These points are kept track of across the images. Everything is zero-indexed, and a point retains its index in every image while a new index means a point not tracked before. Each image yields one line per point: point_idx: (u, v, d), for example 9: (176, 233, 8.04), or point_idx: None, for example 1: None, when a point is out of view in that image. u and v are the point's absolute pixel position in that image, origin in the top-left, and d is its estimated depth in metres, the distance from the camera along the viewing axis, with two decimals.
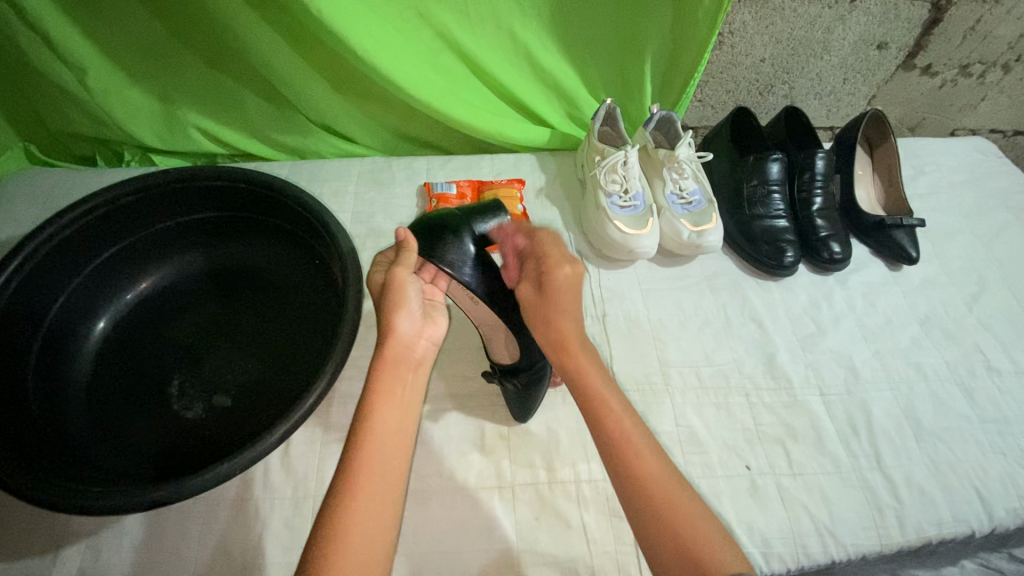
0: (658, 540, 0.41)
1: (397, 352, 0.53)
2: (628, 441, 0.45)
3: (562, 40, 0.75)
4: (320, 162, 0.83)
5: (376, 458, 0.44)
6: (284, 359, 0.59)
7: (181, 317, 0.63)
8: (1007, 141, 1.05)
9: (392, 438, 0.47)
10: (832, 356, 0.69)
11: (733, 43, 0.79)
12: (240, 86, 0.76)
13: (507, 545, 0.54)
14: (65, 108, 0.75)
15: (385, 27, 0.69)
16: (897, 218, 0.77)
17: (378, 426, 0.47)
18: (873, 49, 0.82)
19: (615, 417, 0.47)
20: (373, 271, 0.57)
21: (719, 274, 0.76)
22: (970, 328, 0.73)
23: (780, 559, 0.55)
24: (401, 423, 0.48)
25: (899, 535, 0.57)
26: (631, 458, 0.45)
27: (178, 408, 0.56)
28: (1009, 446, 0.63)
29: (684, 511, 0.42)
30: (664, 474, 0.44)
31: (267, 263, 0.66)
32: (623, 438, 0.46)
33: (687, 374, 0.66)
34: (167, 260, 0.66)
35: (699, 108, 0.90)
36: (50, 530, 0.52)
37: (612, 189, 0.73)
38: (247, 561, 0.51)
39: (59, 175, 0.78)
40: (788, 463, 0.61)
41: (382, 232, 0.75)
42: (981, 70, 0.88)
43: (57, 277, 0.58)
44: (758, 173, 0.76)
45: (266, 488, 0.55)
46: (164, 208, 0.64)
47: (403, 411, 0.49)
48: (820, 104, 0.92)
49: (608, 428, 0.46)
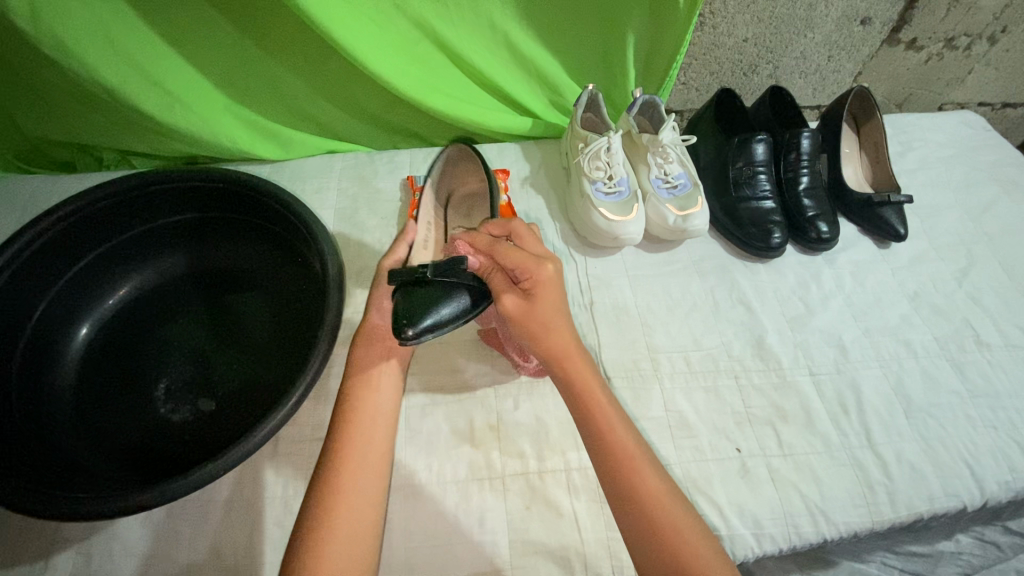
0: (642, 540, 0.43)
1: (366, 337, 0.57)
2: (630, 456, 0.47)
3: (542, 26, 0.74)
4: (302, 159, 0.83)
5: (356, 457, 0.49)
6: (270, 358, 0.59)
7: (165, 320, 0.62)
8: (996, 114, 1.05)
9: (373, 439, 0.51)
10: (822, 335, 0.69)
11: (715, 24, 0.78)
12: (218, 85, 0.75)
13: (498, 536, 0.54)
14: (40, 115, 0.75)
15: (360, 19, 0.67)
16: (885, 196, 0.76)
17: (360, 429, 0.50)
18: (857, 25, 0.81)
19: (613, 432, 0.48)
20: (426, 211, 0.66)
21: (707, 258, 0.76)
22: (959, 303, 0.73)
23: (772, 540, 0.55)
24: (380, 421, 0.52)
25: (891, 511, 0.57)
26: (631, 475, 0.46)
27: (164, 410, 0.56)
28: (1000, 420, 0.63)
29: (639, 470, 0.46)
30: (659, 488, 0.46)
31: (249, 262, 0.66)
32: (624, 453, 0.47)
33: (676, 359, 0.66)
34: (150, 263, 0.66)
35: (683, 91, 0.90)
36: (40, 538, 0.51)
37: (596, 176, 0.72)
38: (239, 561, 0.51)
39: (37, 182, 0.77)
40: (778, 444, 0.61)
41: (367, 227, 0.75)
42: (967, 43, 0.87)
43: (36, 282, 0.58)
44: (744, 154, 0.76)
45: (256, 487, 0.55)
46: (143, 210, 0.64)
47: (384, 408, 0.53)
48: (805, 82, 0.91)
49: (608, 443, 0.47)
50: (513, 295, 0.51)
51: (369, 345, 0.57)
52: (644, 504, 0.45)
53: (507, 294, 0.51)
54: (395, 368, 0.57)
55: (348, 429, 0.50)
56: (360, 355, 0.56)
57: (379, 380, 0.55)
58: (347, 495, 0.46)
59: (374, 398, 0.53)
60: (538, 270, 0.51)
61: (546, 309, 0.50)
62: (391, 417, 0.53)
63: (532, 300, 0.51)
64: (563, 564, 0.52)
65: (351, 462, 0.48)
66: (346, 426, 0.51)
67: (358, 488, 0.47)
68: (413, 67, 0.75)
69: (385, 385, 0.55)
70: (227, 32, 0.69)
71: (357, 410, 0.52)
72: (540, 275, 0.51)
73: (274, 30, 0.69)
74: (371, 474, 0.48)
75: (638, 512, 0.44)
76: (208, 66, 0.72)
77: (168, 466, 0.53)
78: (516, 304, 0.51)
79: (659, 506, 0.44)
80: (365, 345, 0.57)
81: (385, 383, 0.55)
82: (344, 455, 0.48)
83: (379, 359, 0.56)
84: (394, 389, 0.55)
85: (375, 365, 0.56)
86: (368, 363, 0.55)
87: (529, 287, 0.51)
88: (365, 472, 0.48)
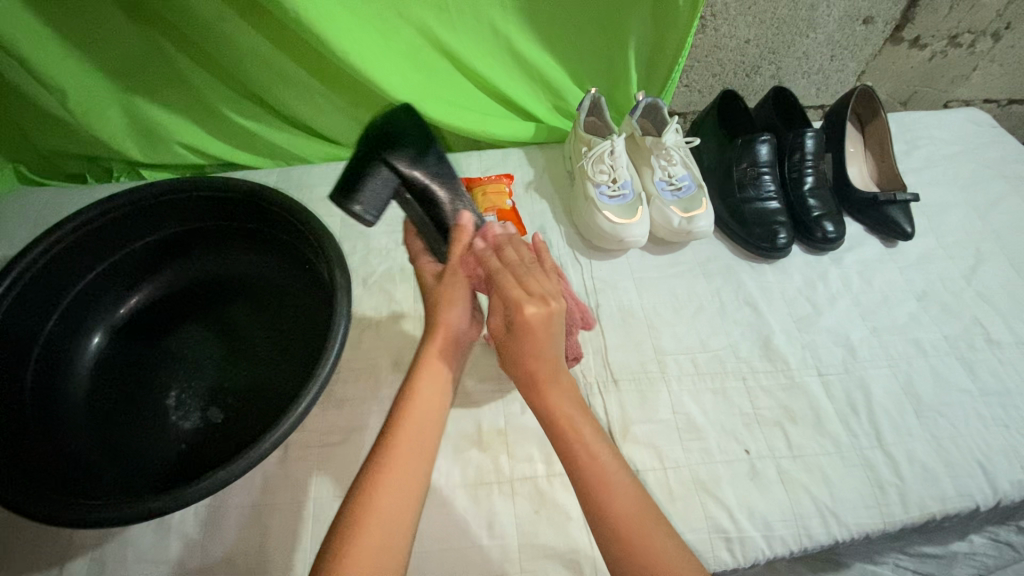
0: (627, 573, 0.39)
1: (447, 342, 0.52)
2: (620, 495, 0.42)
3: (544, 32, 0.75)
4: (307, 167, 0.84)
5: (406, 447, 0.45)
6: (279, 366, 0.60)
7: (173, 330, 0.63)
8: (1002, 110, 1.04)
9: (404, 493, 0.42)
10: (829, 335, 0.69)
11: (717, 26, 0.79)
12: (224, 97, 0.76)
13: (507, 540, 0.54)
14: (52, 128, 0.76)
15: (364, 28, 0.68)
16: (890, 195, 0.76)
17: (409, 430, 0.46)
18: (859, 24, 0.81)
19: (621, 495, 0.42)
20: (419, 264, 0.57)
21: (712, 259, 0.76)
22: (968, 300, 0.72)
23: (782, 541, 0.55)
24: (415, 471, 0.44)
25: (902, 511, 0.57)
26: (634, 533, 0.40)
27: (175, 419, 0.57)
28: (1011, 418, 0.63)
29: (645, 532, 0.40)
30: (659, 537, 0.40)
31: (255, 271, 0.66)
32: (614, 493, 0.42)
33: (683, 361, 0.66)
34: (160, 274, 0.67)
35: (686, 93, 0.90)
36: (54, 547, 0.52)
37: (600, 180, 0.73)
38: (251, 566, 0.52)
39: (50, 194, 0.78)
40: (787, 444, 0.60)
41: (373, 234, 0.76)
42: (970, 40, 0.87)
43: (47, 294, 0.58)
44: (748, 155, 0.75)
45: (268, 493, 0.55)
46: (151, 221, 0.64)
47: (420, 457, 0.45)
48: (809, 82, 0.91)
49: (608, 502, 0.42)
50: (498, 321, 0.49)
51: (437, 362, 0.50)
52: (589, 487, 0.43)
53: (496, 319, 0.50)
54: (444, 410, 0.49)
55: (379, 479, 0.43)
56: (409, 389, 0.48)
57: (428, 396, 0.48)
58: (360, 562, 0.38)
59: (412, 442, 0.45)
60: (524, 308, 0.46)
61: (530, 345, 0.47)
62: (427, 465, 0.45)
63: (515, 337, 0.47)
64: (573, 567, 0.52)
65: (373, 520, 0.40)
66: (376, 473, 0.43)
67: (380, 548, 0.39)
68: (417, 75, 0.75)
69: (428, 426, 0.47)
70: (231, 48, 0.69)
71: (392, 456, 0.44)
72: (516, 301, 0.47)
73: (281, 40, 0.69)
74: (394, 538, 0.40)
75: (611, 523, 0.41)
76: (217, 74, 0.74)
77: (180, 473, 0.53)
78: (500, 325, 0.49)
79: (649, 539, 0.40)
80: (426, 371, 0.50)
81: (428, 421, 0.47)
82: (366, 515, 0.41)
83: (432, 394, 0.48)
84: (438, 432, 0.47)
85: (427, 401, 0.48)
86: (435, 361, 0.50)
87: (513, 326, 0.47)
88: (389, 534, 0.40)
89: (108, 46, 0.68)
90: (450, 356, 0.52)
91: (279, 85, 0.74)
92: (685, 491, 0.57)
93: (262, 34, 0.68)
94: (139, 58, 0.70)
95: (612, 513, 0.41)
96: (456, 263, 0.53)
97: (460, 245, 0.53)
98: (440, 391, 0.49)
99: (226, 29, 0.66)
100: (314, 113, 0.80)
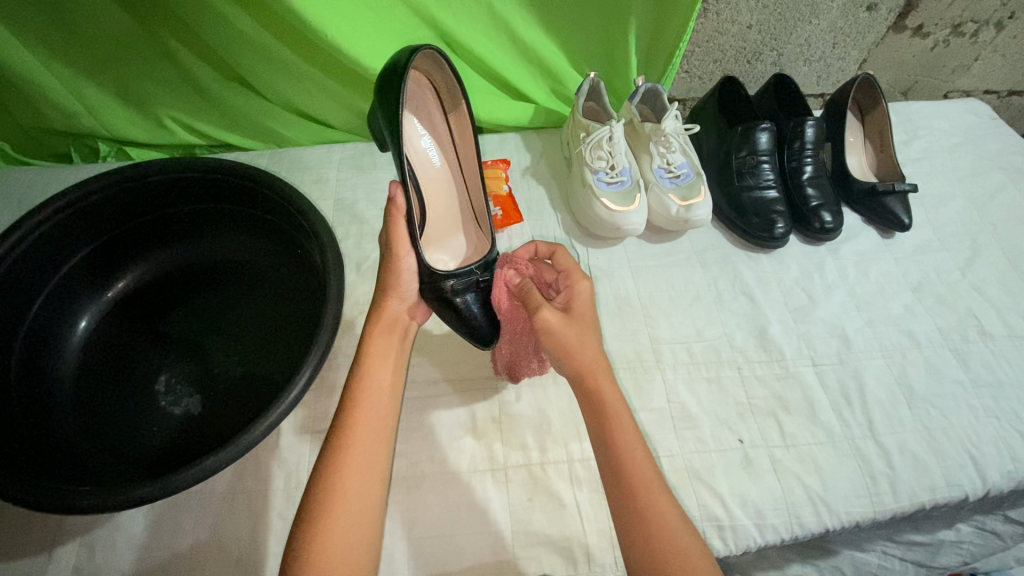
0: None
1: (388, 322, 0.55)
2: (643, 475, 0.45)
3: (544, 15, 0.73)
4: (298, 150, 0.82)
5: (364, 427, 0.48)
6: (271, 352, 0.59)
7: (165, 315, 0.62)
8: (1001, 102, 1.04)
9: (368, 477, 0.46)
10: (825, 325, 0.69)
11: (719, 10, 0.77)
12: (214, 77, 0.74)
13: (500, 527, 0.54)
14: (37, 105, 0.74)
15: (358, 6, 0.66)
16: (889, 184, 0.75)
17: (367, 410, 0.49)
18: (863, 11, 0.80)
19: (652, 499, 0.44)
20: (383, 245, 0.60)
21: (709, 249, 0.75)
22: (963, 292, 0.72)
23: (774, 529, 0.55)
24: (375, 452, 0.47)
25: (892, 501, 0.57)
26: (662, 538, 0.42)
27: (165, 404, 0.56)
28: (1002, 409, 0.63)
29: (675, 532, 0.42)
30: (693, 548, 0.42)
31: (245, 255, 0.65)
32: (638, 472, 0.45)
33: (679, 350, 0.66)
34: (148, 256, 0.65)
35: (686, 79, 0.89)
36: (42, 532, 0.51)
37: (598, 166, 0.72)
38: (242, 554, 0.51)
39: (36, 173, 0.76)
40: (780, 435, 0.60)
41: (365, 219, 0.74)
42: (973, 29, 0.86)
43: (31, 276, 0.57)
44: (747, 143, 0.75)
45: (259, 480, 0.55)
46: (138, 202, 0.63)
47: (379, 439, 0.48)
48: (810, 70, 0.90)
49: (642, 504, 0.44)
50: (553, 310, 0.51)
51: (384, 340, 0.54)
52: (632, 487, 0.44)
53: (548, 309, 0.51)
54: (395, 387, 0.53)
55: (343, 459, 0.46)
56: (359, 368, 0.52)
57: (378, 376, 0.52)
58: (337, 535, 0.42)
59: (369, 425, 0.48)
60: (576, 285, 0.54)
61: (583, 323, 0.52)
62: (388, 440, 0.49)
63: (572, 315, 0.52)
64: (567, 555, 0.53)
65: (342, 499, 0.44)
66: (339, 456, 0.46)
67: (354, 514, 0.44)
68: None
69: (380, 404, 0.50)
70: (219, 34, 0.67)
71: (354, 437, 0.47)
72: (576, 295, 0.54)
73: (272, 17, 0.66)
74: (364, 522, 0.44)
75: (642, 539, 0.42)
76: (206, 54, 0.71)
77: (171, 458, 0.53)
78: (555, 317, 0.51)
79: (668, 537, 0.42)
80: (376, 350, 0.53)
81: (382, 398, 0.51)
82: (336, 496, 0.44)
83: (384, 374, 0.52)
84: (392, 411, 0.51)
85: (379, 382, 0.51)
86: (384, 343, 0.54)
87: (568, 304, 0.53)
88: (362, 504, 0.45)
89: (94, 23, 0.66)
90: (396, 336, 0.56)
91: (272, 67, 0.72)
92: (679, 480, 0.57)
93: (256, 14, 0.65)
94: (126, 37, 0.68)
95: (642, 519, 0.43)
96: (399, 246, 0.54)
97: (397, 227, 0.54)
98: (390, 368, 0.53)
99: (215, 7, 0.63)
100: (308, 97, 0.78)
